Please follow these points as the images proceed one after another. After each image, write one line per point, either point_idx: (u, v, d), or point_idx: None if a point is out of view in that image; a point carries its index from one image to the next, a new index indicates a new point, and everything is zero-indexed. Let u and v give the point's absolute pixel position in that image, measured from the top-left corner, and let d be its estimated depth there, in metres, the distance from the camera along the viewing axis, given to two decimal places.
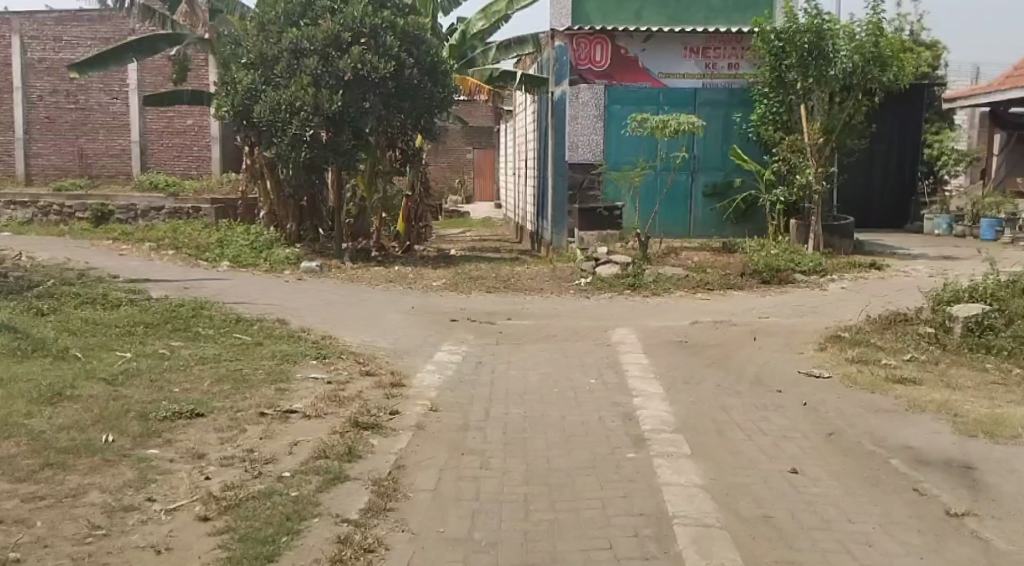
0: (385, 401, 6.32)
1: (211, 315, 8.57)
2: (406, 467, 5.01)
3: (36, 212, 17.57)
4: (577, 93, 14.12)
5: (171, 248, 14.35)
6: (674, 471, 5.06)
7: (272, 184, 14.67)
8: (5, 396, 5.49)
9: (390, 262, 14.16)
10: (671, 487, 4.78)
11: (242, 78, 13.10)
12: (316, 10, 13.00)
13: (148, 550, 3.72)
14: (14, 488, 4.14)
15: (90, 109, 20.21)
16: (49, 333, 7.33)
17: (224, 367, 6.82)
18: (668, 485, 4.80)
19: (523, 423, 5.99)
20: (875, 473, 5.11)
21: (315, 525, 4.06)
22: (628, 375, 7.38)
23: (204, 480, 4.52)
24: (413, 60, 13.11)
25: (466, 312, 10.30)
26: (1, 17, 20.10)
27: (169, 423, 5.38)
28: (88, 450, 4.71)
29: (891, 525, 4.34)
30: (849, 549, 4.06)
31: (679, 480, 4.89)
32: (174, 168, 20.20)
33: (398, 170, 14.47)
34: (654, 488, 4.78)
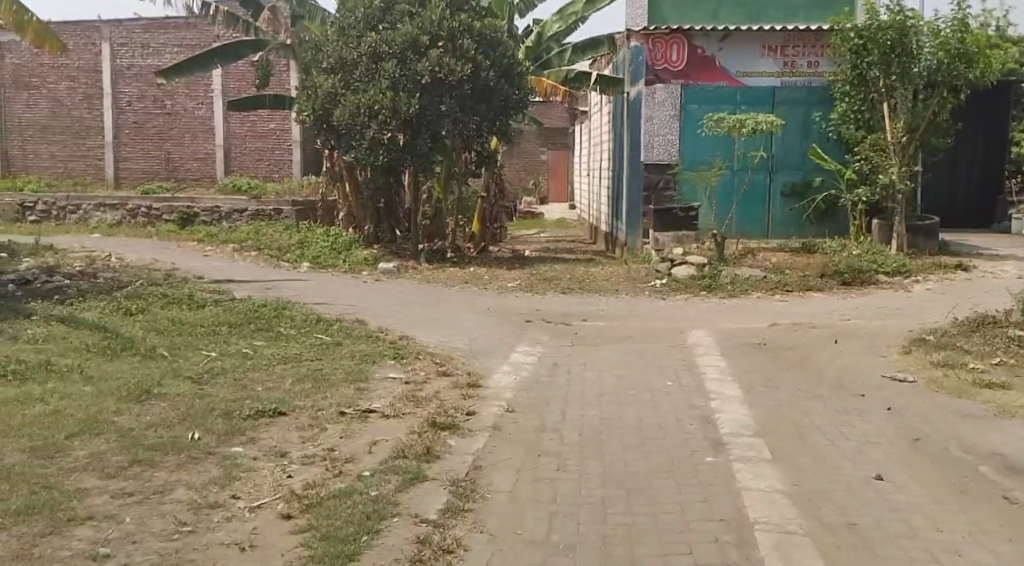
0: (460, 401, 6.32)
1: (292, 315, 8.71)
2: (483, 468, 4.98)
3: (125, 214, 18.19)
4: (653, 93, 13.92)
5: (254, 249, 14.73)
6: (754, 476, 4.90)
7: (351, 186, 14.95)
8: (94, 395, 5.63)
9: (466, 262, 14.26)
10: (751, 492, 4.64)
11: (323, 82, 13.34)
12: (394, 13, 13.15)
13: (233, 547, 3.76)
14: (104, 484, 4.24)
15: (177, 114, 20.83)
16: (139, 333, 7.54)
17: (305, 367, 6.91)
18: (748, 490, 4.66)
19: (600, 424, 5.91)
20: (962, 480, 4.87)
21: (394, 526, 4.05)
22: (705, 377, 7.24)
23: (286, 478, 4.57)
24: (489, 61, 13.12)
25: (541, 312, 10.28)
26: (92, 25, 20.84)
27: (253, 421, 5.47)
28: (175, 447, 4.81)
29: (980, 534, 4.12)
30: (938, 558, 3.86)
31: (759, 486, 4.74)
32: (257, 171, 20.62)
33: (473, 171, 14.53)
34: (734, 493, 4.64)
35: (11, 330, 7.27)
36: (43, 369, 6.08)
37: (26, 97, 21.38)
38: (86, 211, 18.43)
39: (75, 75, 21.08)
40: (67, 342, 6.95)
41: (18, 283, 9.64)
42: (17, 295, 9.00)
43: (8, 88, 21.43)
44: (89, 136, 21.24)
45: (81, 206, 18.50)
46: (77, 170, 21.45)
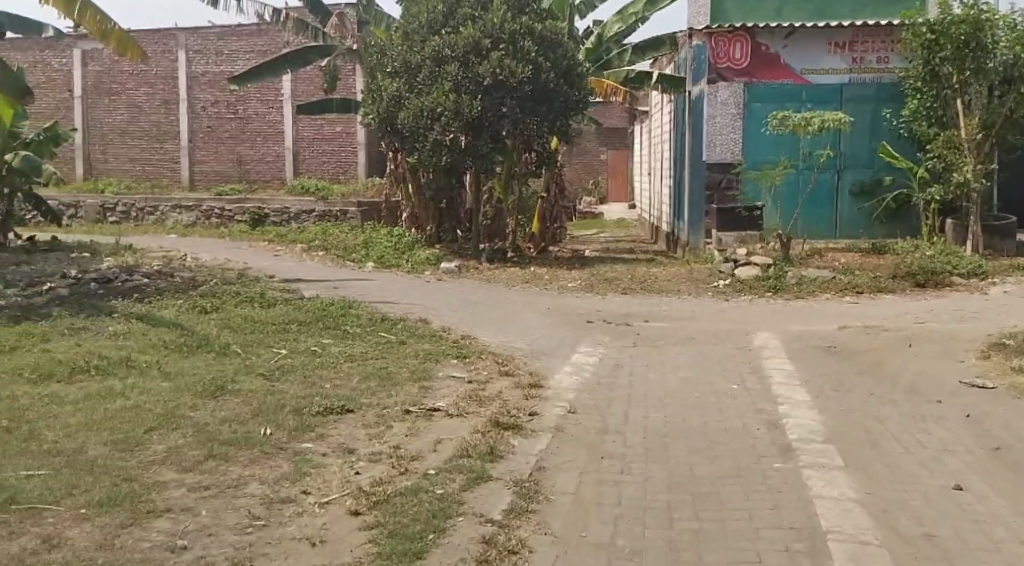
0: (523, 402, 6.33)
1: (358, 314, 8.82)
2: (547, 469, 4.98)
3: (199, 215, 18.66)
4: (716, 91, 13.76)
5: (321, 249, 14.97)
6: (826, 483, 4.81)
7: (414, 186, 15.14)
8: (171, 390, 5.79)
9: (526, 261, 14.32)
10: (823, 500, 4.56)
11: (388, 85, 13.50)
12: (457, 17, 13.24)
13: (304, 542, 3.82)
14: (181, 477, 4.35)
15: (248, 118, 21.25)
16: (212, 330, 7.72)
17: (371, 365, 6.98)
18: (819, 498, 4.58)
19: (664, 427, 5.86)
20: None
21: (460, 525, 4.08)
22: (772, 381, 7.12)
23: (354, 474, 4.64)
24: (550, 62, 13.12)
25: (602, 313, 10.24)
26: (168, 33, 21.45)
27: (322, 418, 5.56)
28: (248, 442, 4.93)
29: None
30: None
31: (831, 494, 4.65)
32: (324, 172, 20.87)
33: (534, 171, 14.56)
34: (805, 500, 4.57)
35: (93, 327, 7.51)
36: (123, 365, 6.26)
37: (107, 103, 22.08)
38: (163, 212, 18.95)
39: (153, 81, 21.73)
40: (145, 339, 7.16)
41: (100, 281, 9.96)
42: (100, 294, 9.29)
43: (90, 94, 22.19)
44: (165, 140, 21.85)
45: (158, 207, 19.01)
46: (154, 172, 22.07)
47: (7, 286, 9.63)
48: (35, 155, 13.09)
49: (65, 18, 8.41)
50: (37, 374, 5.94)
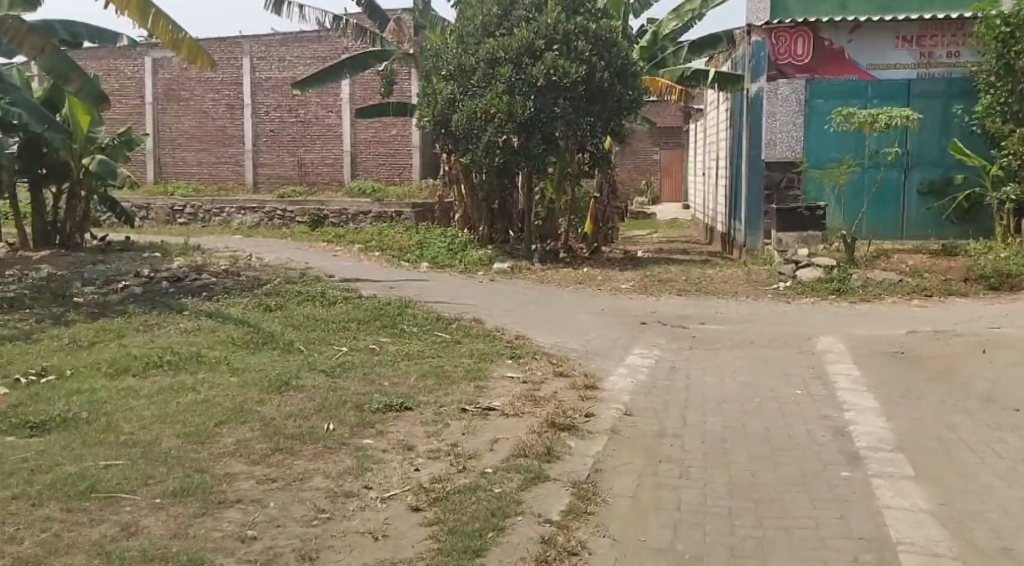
0: (579, 403, 6.34)
1: (414, 313, 8.94)
2: (604, 472, 4.99)
3: (262, 216, 19.02)
4: (776, 89, 13.57)
5: (378, 249, 15.14)
6: (896, 493, 4.75)
7: (467, 188, 15.27)
8: (238, 385, 5.94)
9: (579, 262, 14.31)
10: (893, 510, 4.50)
11: (442, 88, 13.60)
12: (511, 19, 13.30)
13: (368, 536, 3.89)
14: (250, 470, 4.47)
15: (308, 122, 21.59)
16: (276, 328, 7.88)
17: (428, 364, 7.07)
18: (890, 509, 4.52)
19: (724, 432, 5.83)
20: None
21: (519, 524, 4.12)
22: (838, 387, 7.03)
23: (414, 471, 4.71)
24: (605, 63, 13.10)
25: (658, 315, 10.19)
26: (233, 41, 21.94)
27: (382, 415, 5.65)
28: (312, 437, 5.04)
29: None
30: None
31: (902, 504, 4.59)
32: (380, 174, 21.10)
33: (586, 173, 14.57)
34: (873, 510, 4.51)
35: (164, 324, 7.73)
36: (194, 360, 6.44)
37: (175, 109, 22.70)
38: (228, 215, 19.36)
39: (219, 87, 22.26)
40: (214, 335, 7.35)
41: (171, 279, 10.24)
42: (172, 292, 9.55)
43: (161, 100, 22.87)
44: (230, 144, 22.35)
45: (224, 209, 19.43)
46: (220, 176, 22.58)
47: (85, 284, 9.96)
48: (110, 160, 13.48)
49: (138, 27, 8.65)
50: (113, 368, 6.14)
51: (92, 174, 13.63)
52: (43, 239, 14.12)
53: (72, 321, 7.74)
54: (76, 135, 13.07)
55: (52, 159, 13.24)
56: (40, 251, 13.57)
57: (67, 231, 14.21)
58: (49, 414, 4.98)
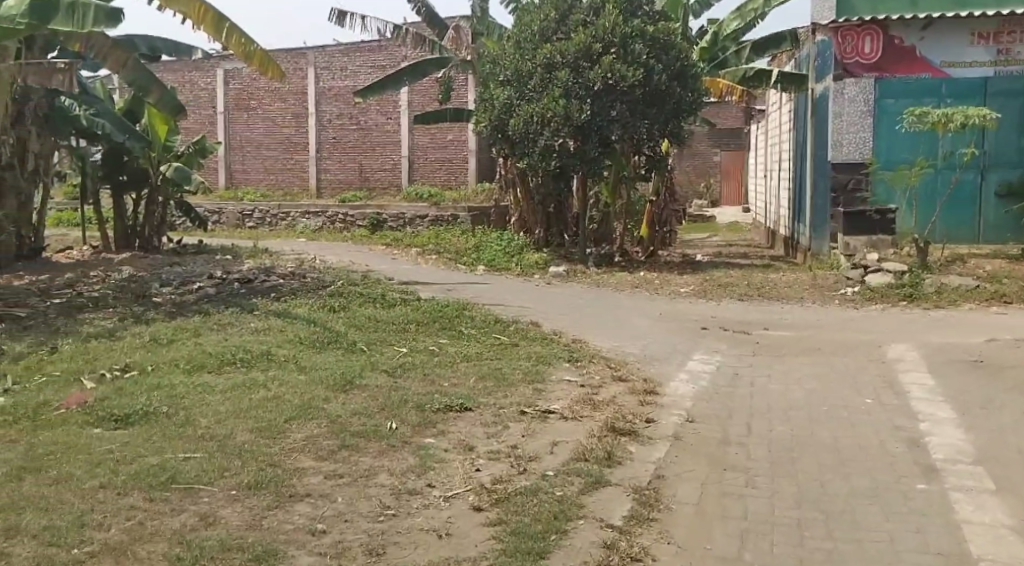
0: (639, 408, 6.35)
1: (472, 315, 9.04)
2: (667, 478, 4.99)
3: (325, 220, 19.35)
4: (843, 89, 13.29)
5: (435, 252, 15.31)
6: (974, 507, 4.69)
7: (523, 192, 15.37)
8: (306, 383, 6.08)
9: (635, 266, 14.27)
10: (972, 525, 4.45)
11: (499, 93, 13.74)
12: (569, 23, 13.33)
13: (432, 533, 3.96)
14: (318, 465, 4.58)
15: (369, 129, 21.89)
16: (341, 328, 8.05)
17: (486, 366, 7.15)
18: (968, 523, 4.46)
19: (790, 441, 5.78)
20: None
21: (581, 527, 4.16)
22: (911, 396, 6.92)
23: (475, 471, 4.78)
24: (663, 65, 13.05)
25: (718, 319, 10.13)
26: (297, 51, 22.40)
27: (442, 415, 5.74)
28: (377, 435, 5.14)
29: None
30: None
31: (981, 519, 4.53)
32: (438, 179, 21.23)
33: (643, 176, 14.64)
34: (950, 524, 4.45)
35: (236, 323, 7.95)
36: (265, 359, 6.61)
37: (245, 118, 23.34)
38: (293, 219, 19.75)
39: (286, 97, 22.79)
40: (283, 335, 7.53)
41: (242, 281, 10.53)
42: (243, 293, 9.81)
43: (231, 110, 23.54)
44: (295, 151, 22.84)
45: (289, 213, 19.82)
46: (285, 182, 23.07)
47: (163, 284, 10.29)
48: (186, 168, 13.90)
49: (213, 40, 8.89)
50: (190, 364, 6.35)
51: (169, 181, 14.05)
52: (124, 241, 14.63)
53: (151, 319, 8.03)
54: (156, 144, 13.44)
55: (132, 167, 13.74)
56: (120, 254, 14.05)
57: (146, 234, 14.66)
58: (133, 406, 5.18)
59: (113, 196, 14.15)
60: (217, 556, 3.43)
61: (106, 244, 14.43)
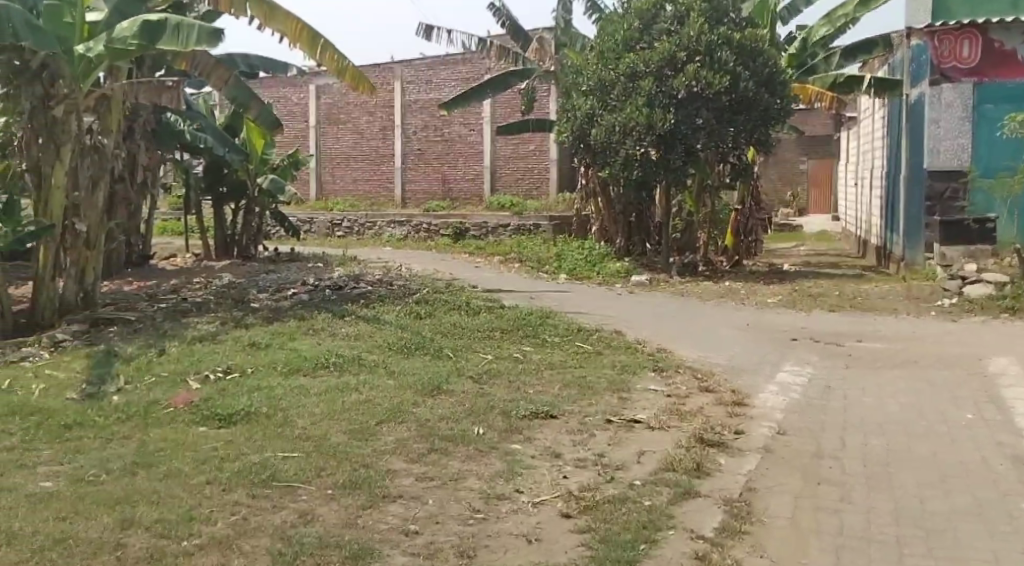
0: (728, 420, 6.26)
1: (555, 323, 9.06)
2: (758, 491, 4.92)
3: (410, 229, 19.64)
4: (939, 94, 12.88)
5: (517, 261, 15.40)
6: None
7: (605, 201, 15.36)
8: (395, 387, 6.20)
9: (720, 275, 14.09)
10: None
11: (581, 104, 13.78)
12: (653, 32, 13.25)
13: (521, 538, 3.99)
14: (409, 468, 4.67)
15: (452, 140, 22.16)
16: (428, 334, 8.18)
17: (571, 373, 7.16)
18: None
19: (886, 456, 5.63)
20: None
21: (671, 537, 4.13)
22: (1016, 413, 6.64)
23: (563, 478, 4.79)
24: (749, 72, 12.86)
25: (808, 331, 9.91)
26: (385, 65, 22.89)
27: (529, 421, 5.78)
28: (464, 440, 5.20)
29: None
30: None
31: None
32: (519, 188, 21.28)
33: (727, 184, 14.35)
34: None
35: (328, 328, 8.15)
36: (355, 363, 6.77)
37: (334, 131, 23.96)
38: (379, 227, 20.13)
39: (374, 110, 23.29)
40: (373, 340, 7.69)
41: (333, 287, 10.80)
42: (333, 299, 10.05)
43: (321, 123, 24.22)
44: (382, 162, 23.30)
45: (375, 222, 20.23)
46: (372, 193, 23.55)
47: (259, 291, 10.63)
48: (280, 180, 14.36)
49: (309, 57, 9.16)
50: (286, 367, 6.54)
51: (265, 192, 14.53)
52: (223, 249, 15.13)
53: (251, 323, 8.31)
54: (252, 157, 14.00)
55: (231, 179, 14.18)
56: (218, 262, 14.57)
57: (243, 243, 15.10)
58: (234, 407, 5.36)
59: (213, 207, 14.64)
60: (315, 553, 3.53)
61: (207, 252, 14.95)
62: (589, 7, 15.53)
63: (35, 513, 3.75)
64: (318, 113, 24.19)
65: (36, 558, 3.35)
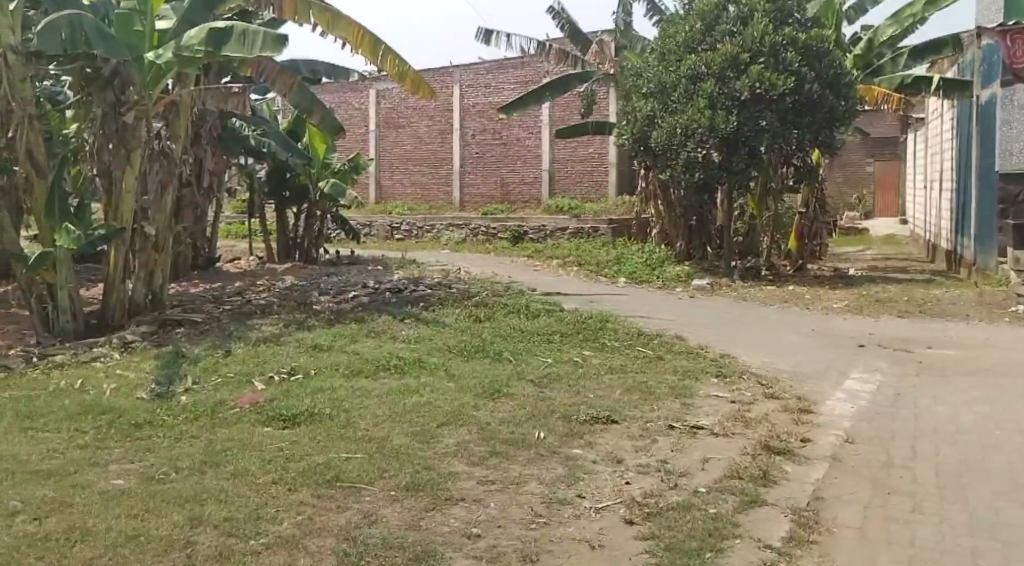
0: (794, 427, 6.13)
1: (616, 328, 8.98)
2: (826, 500, 4.79)
3: (468, 232, 19.70)
4: (1012, 94, 12.28)
5: (576, 264, 15.33)
6: None
7: (664, 205, 15.19)
8: (456, 390, 6.21)
9: (783, 280, 13.84)
10: None
11: (641, 106, 13.67)
12: (715, 34, 13.08)
13: (584, 544, 3.94)
14: (471, 471, 4.67)
15: (511, 143, 22.19)
16: (487, 337, 8.18)
17: (632, 378, 7.08)
18: None
19: (959, 466, 5.44)
20: None
21: (738, 546, 4.05)
22: None
23: (625, 484, 4.73)
24: (815, 73, 12.64)
25: (875, 337, 9.65)
26: (444, 70, 23.06)
27: (590, 426, 5.73)
28: (525, 443, 5.18)
29: None
30: None
31: None
32: (577, 192, 21.19)
33: (791, 187, 14.16)
34: None
35: (389, 331, 8.20)
36: (416, 366, 6.80)
37: (394, 135, 24.20)
38: (438, 231, 20.25)
39: (433, 114, 23.48)
40: (434, 343, 7.72)
41: (393, 290, 10.88)
42: (393, 302, 10.11)
43: (382, 127, 24.48)
44: (441, 166, 23.45)
45: (434, 226, 20.35)
46: (431, 196, 23.71)
47: (321, 293, 10.76)
48: (341, 183, 14.46)
49: (370, 64, 9.28)
50: (348, 369, 6.60)
51: (326, 197, 14.64)
52: (285, 252, 15.40)
53: (312, 325, 8.41)
54: (315, 161, 14.27)
55: (293, 184, 14.40)
56: (281, 265, 14.79)
57: (305, 246, 15.29)
58: (298, 408, 5.42)
59: (276, 211, 14.91)
60: (379, 554, 3.54)
61: (270, 254, 15.22)
62: (649, 9, 15.41)
63: (107, 510, 3.83)
64: (379, 118, 24.47)
65: (108, 554, 3.41)
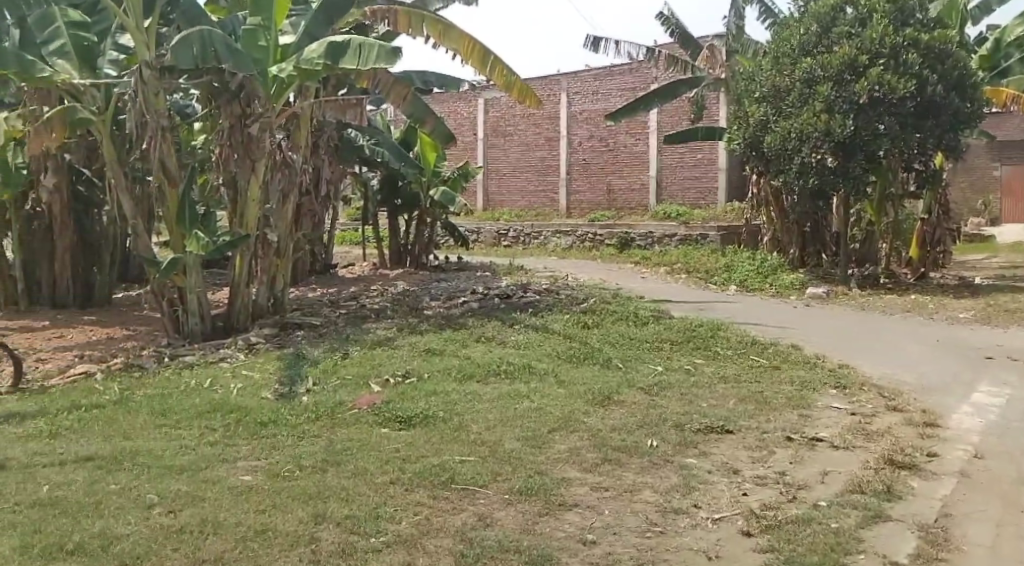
0: (920, 441, 5.87)
1: (728, 336, 8.80)
2: (955, 517, 4.57)
3: (575, 239, 19.71)
4: None
5: (684, 271, 15.11)
6: None
7: (777, 211, 14.80)
8: (567, 396, 6.21)
9: (904, 288, 13.33)
10: None
11: (754, 111, 13.37)
12: (833, 36, 12.68)
13: (701, 555, 3.88)
14: (584, 477, 4.66)
15: (618, 150, 22.08)
16: (596, 344, 8.15)
17: (746, 388, 6.92)
18: None
19: None
20: None
21: (862, 562, 3.91)
22: None
23: (742, 495, 4.63)
24: (938, 75, 12.15)
25: (1005, 349, 9.15)
26: (552, 79, 23.16)
27: (703, 435, 5.63)
28: (637, 451, 5.14)
29: None
30: None
31: None
32: (686, 198, 20.92)
33: (912, 192, 13.77)
34: None
35: (497, 337, 8.26)
36: (526, 371, 6.83)
37: (502, 143, 24.44)
38: (545, 237, 20.33)
39: (540, 122, 23.60)
40: (543, 349, 7.76)
41: (502, 296, 10.98)
42: (502, 308, 10.20)
43: (490, 136, 24.76)
44: (548, 173, 23.55)
45: (541, 232, 20.46)
46: (538, 204, 23.84)
47: (431, 298, 10.96)
48: (451, 191, 14.62)
49: (479, 73, 9.37)
50: (461, 373, 6.69)
51: (437, 204, 14.85)
52: (397, 258, 15.82)
53: (424, 330, 8.57)
54: (426, 169, 14.46)
55: (405, 191, 14.69)
56: (394, 271, 15.15)
57: (415, 253, 15.62)
58: (414, 410, 5.54)
59: (389, 217, 15.23)
60: (496, 556, 3.59)
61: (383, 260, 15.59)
62: (761, 12, 15.10)
63: (236, 505, 4.00)
64: (487, 127, 24.75)
65: (239, 548, 3.57)
